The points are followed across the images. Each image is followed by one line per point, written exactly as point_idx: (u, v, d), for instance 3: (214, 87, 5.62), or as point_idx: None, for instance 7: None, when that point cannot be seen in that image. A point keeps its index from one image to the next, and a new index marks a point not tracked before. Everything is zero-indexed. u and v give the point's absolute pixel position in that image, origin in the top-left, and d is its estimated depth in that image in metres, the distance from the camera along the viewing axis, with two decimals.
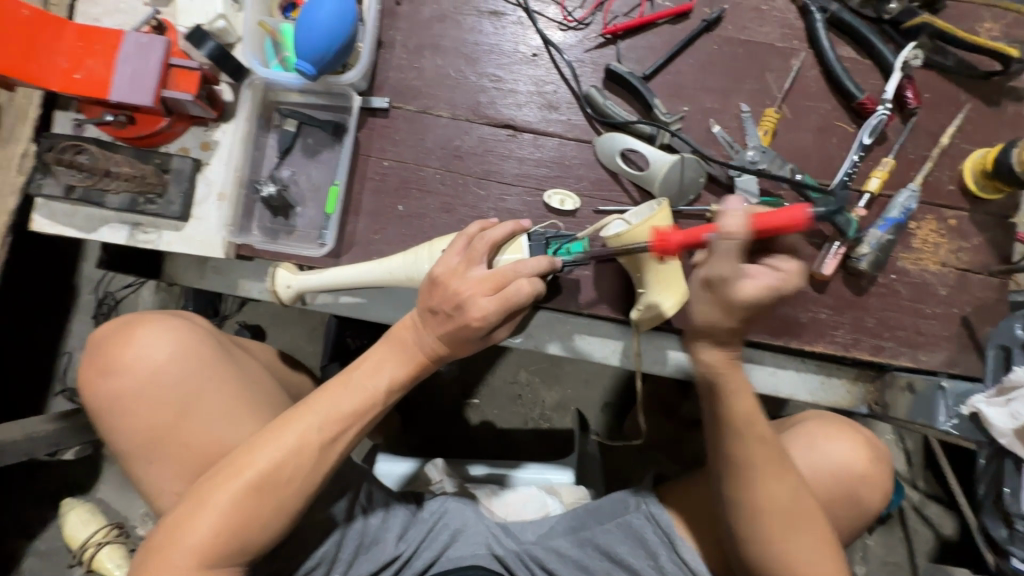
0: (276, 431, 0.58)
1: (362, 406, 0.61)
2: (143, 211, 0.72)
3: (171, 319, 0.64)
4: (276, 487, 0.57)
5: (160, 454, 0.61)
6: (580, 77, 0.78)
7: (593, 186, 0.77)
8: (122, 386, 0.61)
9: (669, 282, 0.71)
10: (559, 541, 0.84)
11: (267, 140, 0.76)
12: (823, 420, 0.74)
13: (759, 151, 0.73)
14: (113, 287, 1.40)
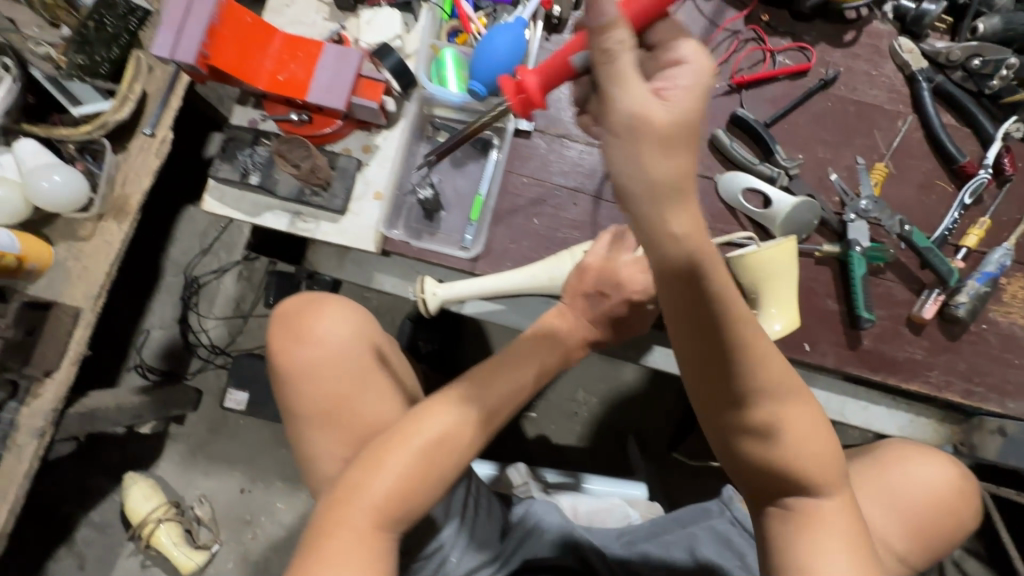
0: (441, 402, 0.65)
1: (516, 388, 0.67)
2: (308, 202, 0.79)
3: (345, 301, 0.73)
4: (445, 454, 0.63)
5: (333, 421, 0.67)
6: (705, 119, 0.86)
7: (711, 218, 0.84)
8: (310, 356, 0.68)
9: (785, 307, 0.77)
10: (644, 545, 0.86)
11: (420, 149, 0.84)
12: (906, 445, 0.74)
13: (872, 201, 0.80)
14: (199, 272, 1.48)
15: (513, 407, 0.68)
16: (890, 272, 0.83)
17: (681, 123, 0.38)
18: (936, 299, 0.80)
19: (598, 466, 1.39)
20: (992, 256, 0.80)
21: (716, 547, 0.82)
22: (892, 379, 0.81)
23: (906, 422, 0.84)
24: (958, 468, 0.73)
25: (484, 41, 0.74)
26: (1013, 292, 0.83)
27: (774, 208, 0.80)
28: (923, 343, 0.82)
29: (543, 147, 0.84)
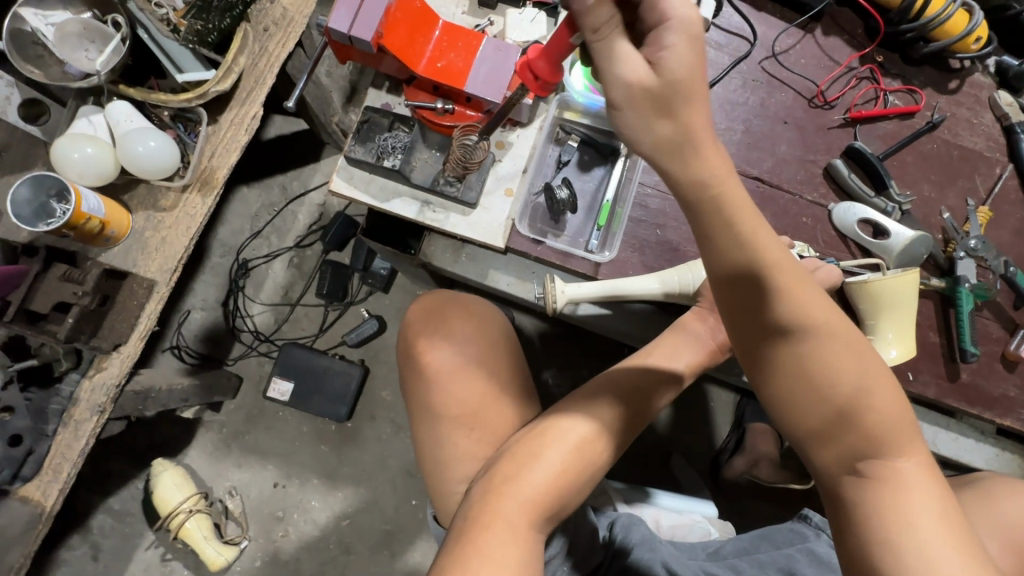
0: (584, 402, 0.66)
1: (652, 392, 0.68)
2: (441, 191, 0.78)
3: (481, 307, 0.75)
4: (597, 450, 0.62)
5: (477, 420, 0.65)
6: (821, 149, 0.89)
7: (824, 244, 0.87)
8: (451, 355, 0.68)
9: (901, 336, 0.79)
10: (735, 560, 0.87)
11: (549, 151, 0.84)
12: (1003, 479, 0.79)
13: (981, 241, 0.84)
14: (251, 255, 1.43)
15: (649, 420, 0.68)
16: (986, 310, 0.87)
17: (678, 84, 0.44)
18: None
19: (644, 482, 1.38)
20: None
21: (811, 567, 0.83)
22: (988, 413, 0.84)
23: (992, 455, 0.88)
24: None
25: None
26: None
27: (892, 239, 0.82)
28: (1015, 380, 0.85)
29: None
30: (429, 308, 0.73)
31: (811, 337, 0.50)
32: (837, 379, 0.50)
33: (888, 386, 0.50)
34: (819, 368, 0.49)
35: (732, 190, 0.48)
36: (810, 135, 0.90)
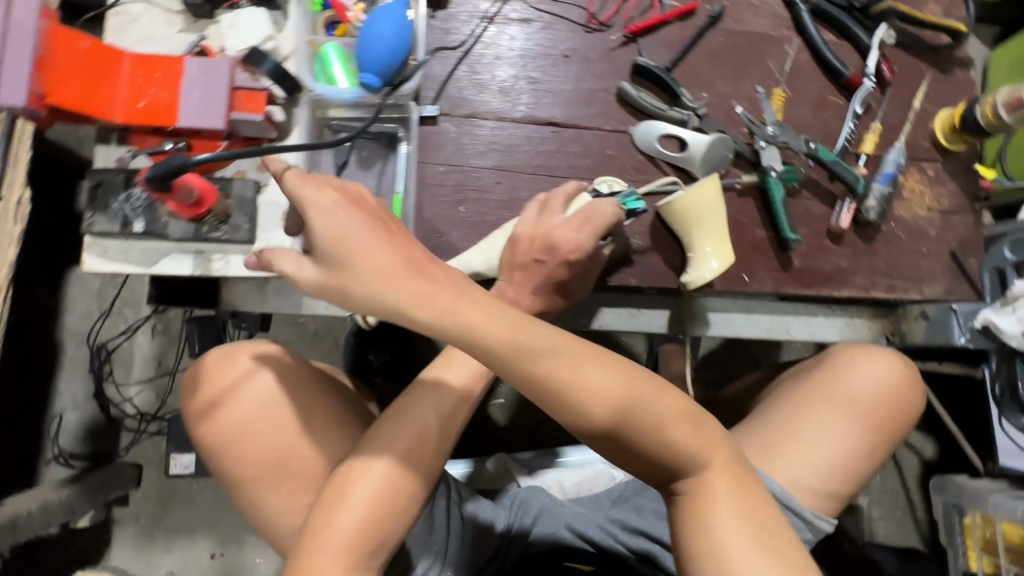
0: (393, 421, 0.60)
1: (462, 388, 0.62)
2: (208, 238, 0.71)
3: (268, 344, 0.65)
4: (412, 476, 0.58)
5: (287, 475, 0.60)
6: (609, 74, 0.85)
7: (634, 170, 0.84)
8: (239, 412, 0.61)
9: (718, 243, 0.77)
10: (636, 499, 0.88)
11: (322, 156, 0.78)
12: (852, 347, 0.79)
13: (777, 126, 0.83)
14: (105, 337, 1.32)
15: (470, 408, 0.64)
16: (806, 191, 0.87)
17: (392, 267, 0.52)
18: (849, 209, 0.85)
19: (575, 434, 1.40)
20: (887, 157, 0.87)
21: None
22: (825, 290, 0.86)
23: (844, 326, 0.90)
24: (903, 361, 0.78)
25: (366, 24, 0.69)
26: (911, 187, 0.90)
27: (690, 150, 0.81)
28: (845, 250, 0.87)
29: (454, 130, 0.81)
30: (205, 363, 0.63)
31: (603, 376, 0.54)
32: (642, 417, 0.55)
33: (675, 410, 0.56)
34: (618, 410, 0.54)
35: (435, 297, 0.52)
36: (595, 63, 0.85)
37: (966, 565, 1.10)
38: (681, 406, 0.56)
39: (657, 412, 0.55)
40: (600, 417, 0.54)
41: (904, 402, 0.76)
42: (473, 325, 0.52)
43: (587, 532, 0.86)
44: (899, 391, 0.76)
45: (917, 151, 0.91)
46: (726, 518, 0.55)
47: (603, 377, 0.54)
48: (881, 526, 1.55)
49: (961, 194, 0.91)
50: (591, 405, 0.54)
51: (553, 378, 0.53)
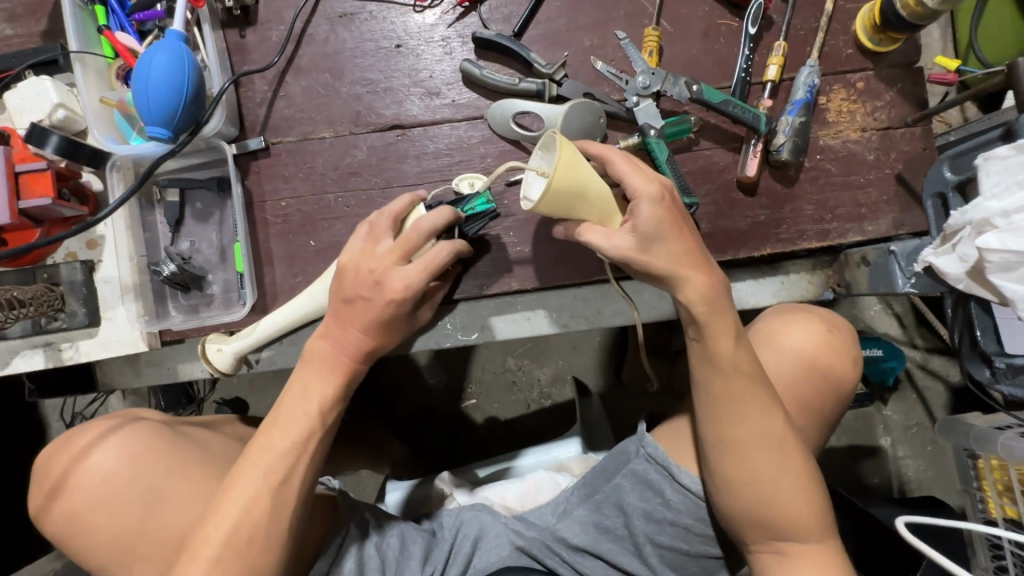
0: (224, 495, 0.57)
1: (289, 452, 0.58)
2: (49, 329, 0.68)
3: (108, 424, 0.65)
4: (256, 563, 0.55)
5: (138, 556, 0.61)
6: (452, 54, 0.75)
7: (498, 160, 0.74)
8: (84, 498, 0.62)
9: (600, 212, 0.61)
10: (578, 512, 0.76)
11: (156, 217, 0.72)
12: (778, 311, 0.70)
13: (648, 74, 0.70)
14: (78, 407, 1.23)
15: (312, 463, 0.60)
16: (704, 140, 0.74)
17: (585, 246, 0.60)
18: (756, 152, 0.72)
19: (554, 425, 1.28)
20: (798, 80, 0.73)
21: (635, 492, 0.72)
22: (745, 252, 0.74)
23: (779, 286, 0.78)
24: (831, 321, 0.69)
25: (140, 63, 0.62)
26: (837, 107, 0.75)
27: (548, 124, 0.71)
28: (762, 201, 0.74)
29: (290, 158, 0.74)
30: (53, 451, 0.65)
31: (741, 408, 0.61)
32: (763, 445, 0.60)
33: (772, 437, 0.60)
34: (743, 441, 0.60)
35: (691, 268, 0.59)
36: (434, 45, 0.75)
37: (986, 512, 0.96)
38: (749, 386, 0.60)
39: (727, 391, 0.61)
40: (709, 395, 0.62)
41: (831, 374, 0.67)
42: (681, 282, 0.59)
43: (534, 550, 0.75)
44: (821, 362, 0.66)
45: (839, 63, 0.75)
46: (746, 490, 0.61)
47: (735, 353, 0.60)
48: (911, 467, 1.25)
49: (901, 102, 0.75)
50: (710, 380, 0.61)
51: (727, 399, 0.61)
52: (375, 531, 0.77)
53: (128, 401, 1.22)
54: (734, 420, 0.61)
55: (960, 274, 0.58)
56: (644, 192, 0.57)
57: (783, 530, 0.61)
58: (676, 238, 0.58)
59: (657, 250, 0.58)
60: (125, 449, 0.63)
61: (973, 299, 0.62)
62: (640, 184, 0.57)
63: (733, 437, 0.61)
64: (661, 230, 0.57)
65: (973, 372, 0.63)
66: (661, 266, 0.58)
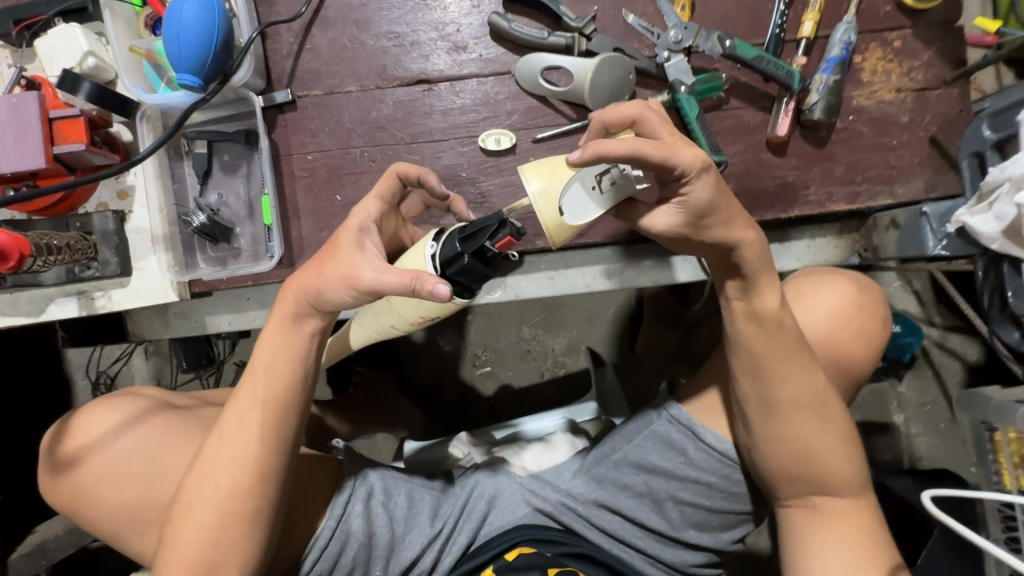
0: (219, 444, 0.58)
1: (271, 399, 0.58)
2: (83, 278, 0.69)
3: (112, 400, 0.68)
4: (240, 511, 0.57)
5: (144, 524, 0.63)
6: (480, 8, 0.74)
7: (525, 116, 0.73)
8: (92, 474, 0.64)
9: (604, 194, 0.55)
10: (597, 471, 0.77)
11: (184, 169, 0.73)
12: (807, 274, 0.71)
13: (680, 29, 0.69)
14: (103, 365, 1.23)
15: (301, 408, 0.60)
16: (734, 99, 0.73)
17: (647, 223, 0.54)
18: (787, 111, 0.71)
19: (567, 395, 1.29)
20: (834, 37, 0.71)
21: (657, 452, 0.74)
22: (772, 214, 0.73)
23: (805, 250, 0.78)
24: (862, 286, 0.69)
25: (170, 11, 0.62)
26: (872, 67, 0.73)
27: (577, 80, 0.70)
28: (791, 161, 0.73)
29: (316, 112, 0.74)
30: (59, 434, 0.67)
31: (791, 372, 0.60)
32: (802, 406, 0.61)
33: (812, 398, 0.61)
34: (786, 401, 0.61)
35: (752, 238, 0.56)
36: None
37: (999, 484, 0.96)
38: (791, 351, 0.60)
39: (766, 358, 0.60)
40: (753, 357, 0.61)
41: (859, 336, 0.67)
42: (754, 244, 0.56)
43: (549, 507, 0.76)
44: (850, 322, 0.67)
45: (876, 20, 0.73)
46: (786, 446, 0.62)
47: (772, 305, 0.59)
48: (923, 444, 1.25)
49: (939, 62, 0.73)
50: (761, 338, 0.60)
51: (775, 360, 0.60)
52: (381, 490, 0.74)
53: (150, 362, 1.23)
54: (779, 380, 0.60)
55: (996, 234, 0.58)
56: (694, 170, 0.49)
57: (821, 484, 0.62)
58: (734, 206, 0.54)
59: (717, 219, 0.53)
60: (131, 425, 0.65)
61: (1006, 259, 0.62)
62: (688, 162, 0.49)
63: (775, 395, 0.61)
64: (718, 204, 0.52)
65: (1002, 334, 0.63)
66: (717, 236, 0.55)
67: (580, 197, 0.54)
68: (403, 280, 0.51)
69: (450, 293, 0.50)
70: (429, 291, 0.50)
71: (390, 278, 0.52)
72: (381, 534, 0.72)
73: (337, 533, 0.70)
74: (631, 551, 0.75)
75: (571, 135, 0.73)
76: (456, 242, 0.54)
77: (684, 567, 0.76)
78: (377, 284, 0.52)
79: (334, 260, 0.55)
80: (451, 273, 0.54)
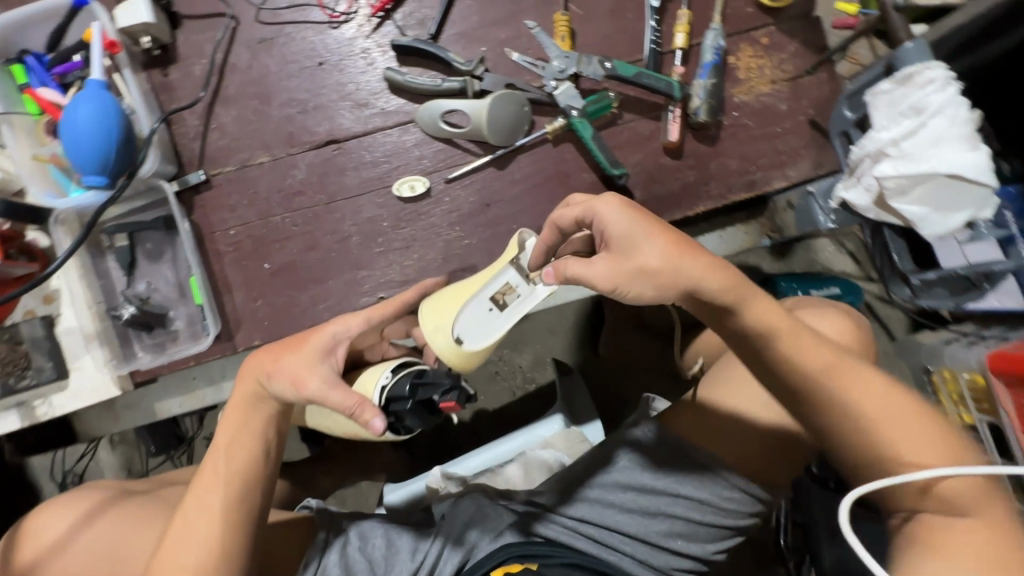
0: (181, 534, 0.57)
1: (234, 480, 0.59)
2: (19, 388, 0.69)
3: (62, 489, 0.65)
4: None
5: None
6: (374, 65, 0.77)
7: (435, 159, 0.77)
8: (52, 575, 0.59)
9: (439, 311, 0.63)
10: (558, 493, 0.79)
11: (108, 263, 0.74)
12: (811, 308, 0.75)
13: (563, 58, 0.73)
14: (68, 464, 1.20)
15: (268, 473, 0.62)
16: (627, 113, 0.78)
17: (626, 245, 0.56)
18: (675, 117, 0.76)
19: (540, 409, 1.31)
20: (705, 44, 0.77)
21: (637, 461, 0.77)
22: (680, 211, 0.78)
23: (719, 240, 0.84)
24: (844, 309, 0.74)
25: (64, 115, 0.63)
26: (746, 65, 0.79)
27: (476, 119, 0.73)
28: (688, 162, 0.78)
29: (232, 186, 0.75)
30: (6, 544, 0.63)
31: (827, 368, 0.57)
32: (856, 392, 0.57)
33: (864, 376, 0.57)
34: (842, 394, 0.56)
35: (699, 257, 0.55)
36: (356, 57, 0.77)
37: None
38: (820, 345, 0.57)
39: (802, 353, 0.56)
40: (787, 359, 0.56)
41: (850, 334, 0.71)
42: (722, 274, 0.55)
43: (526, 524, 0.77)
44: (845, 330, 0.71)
45: (742, 22, 0.79)
46: (868, 447, 0.55)
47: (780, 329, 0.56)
48: None
49: (804, 51, 0.79)
50: (779, 344, 0.56)
51: (807, 358, 0.56)
52: (355, 535, 0.76)
53: (116, 452, 1.20)
54: (819, 375, 0.56)
55: (869, 205, 0.62)
56: (605, 202, 0.57)
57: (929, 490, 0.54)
58: (655, 228, 0.56)
59: (654, 257, 0.54)
60: (76, 513, 0.62)
61: (885, 226, 0.66)
62: (595, 201, 0.58)
63: (831, 389, 0.56)
64: (637, 226, 0.56)
65: (896, 293, 0.68)
66: (658, 264, 0.54)
67: (484, 321, 0.64)
68: (347, 403, 0.57)
69: (383, 428, 0.56)
70: (366, 421, 0.56)
71: (337, 397, 0.57)
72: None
73: None
74: (619, 554, 0.76)
75: (482, 170, 0.77)
76: (406, 385, 0.59)
77: (666, 568, 0.76)
78: (323, 398, 0.57)
79: (293, 356, 0.59)
80: (393, 407, 0.59)
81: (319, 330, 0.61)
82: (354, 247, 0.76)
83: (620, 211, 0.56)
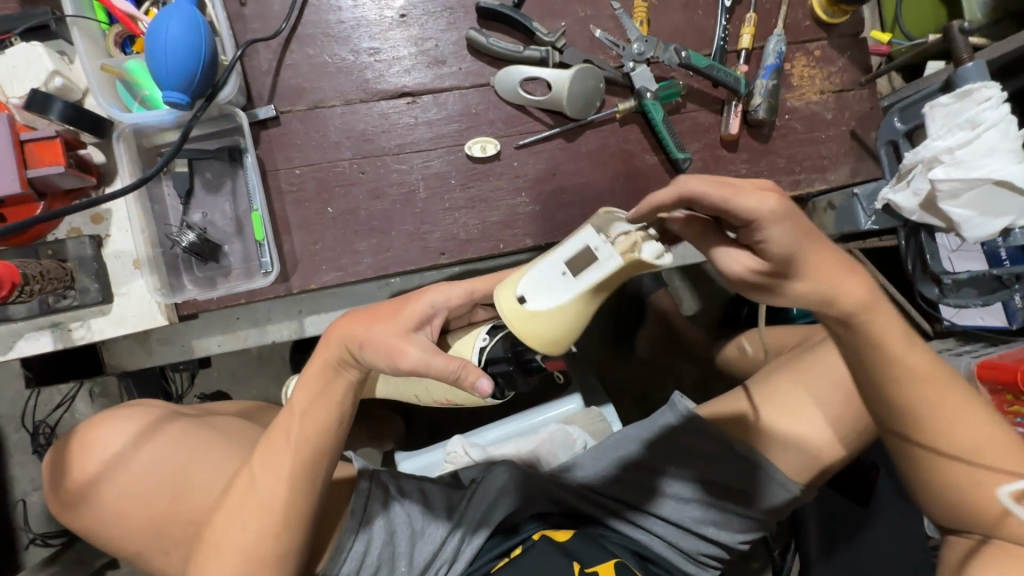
0: (247, 487, 0.56)
1: (301, 447, 0.56)
2: (58, 308, 0.66)
3: (125, 409, 0.65)
4: (263, 557, 0.55)
5: (168, 540, 0.61)
6: (455, 24, 0.78)
7: (505, 124, 0.78)
8: (119, 489, 0.61)
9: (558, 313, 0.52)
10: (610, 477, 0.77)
11: (164, 189, 0.71)
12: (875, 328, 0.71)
13: (642, 42, 0.77)
14: (43, 412, 1.10)
15: (335, 444, 0.58)
16: (690, 103, 0.82)
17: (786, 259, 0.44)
18: (736, 112, 0.81)
19: None
20: (768, 48, 0.82)
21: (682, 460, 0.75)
22: None
23: None
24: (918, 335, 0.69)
25: (153, 26, 0.61)
26: (800, 73, 0.85)
27: (556, 89, 0.75)
28: (742, 156, 0.83)
29: (300, 126, 0.74)
30: (63, 455, 0.64)
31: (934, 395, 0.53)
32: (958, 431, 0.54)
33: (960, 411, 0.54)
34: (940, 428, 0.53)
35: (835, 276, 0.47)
36: (438, 14, 0.78)
37: None
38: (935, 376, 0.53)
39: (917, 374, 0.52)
40: (893, 375, 0.52)
41: None
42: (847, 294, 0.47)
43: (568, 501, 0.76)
44: None
45: (800, 33, 0.85)
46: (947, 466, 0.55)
47: (889, 359, 0.51)
48: None
49: (851, 67, 0.86)
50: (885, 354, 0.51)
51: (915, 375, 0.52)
52: (394, 488, 0.75)
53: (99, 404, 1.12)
54: (918, 399, 0.53)
55: (914, 207, 0.69)
56: (764, 210, 0.43)
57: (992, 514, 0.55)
58: (815, 245, 0.45)
59: (804, 277, 0.45)
60: (141, 440, 0.63)
61: (923, 231, 0.77)
62: (754, 202, 0.43)
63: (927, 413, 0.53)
64: (790, 241, 0.44)
65: (927, 291, 0.78)
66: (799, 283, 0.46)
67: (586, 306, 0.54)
68: (450, 367, 0.50)
69: (491, 387, 0.50)
70: (471, 382, 0.50)
71: (440, 363, 0.51)
72: (401, 533, 0.72)
73: (361, 533, 0.70)
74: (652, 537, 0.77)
75: (551, 140, 0.79)
76: (508, 346, 0.58)
77: (694, 557, 0.77)
78: (423, 367, 0.51)
79: (388, 324, 0.53)
80: (494, 370, 0.58)
81: (418, 299, 0.55)
82: (419, 200, 0.76)
83: (782, 216, 0.43)
